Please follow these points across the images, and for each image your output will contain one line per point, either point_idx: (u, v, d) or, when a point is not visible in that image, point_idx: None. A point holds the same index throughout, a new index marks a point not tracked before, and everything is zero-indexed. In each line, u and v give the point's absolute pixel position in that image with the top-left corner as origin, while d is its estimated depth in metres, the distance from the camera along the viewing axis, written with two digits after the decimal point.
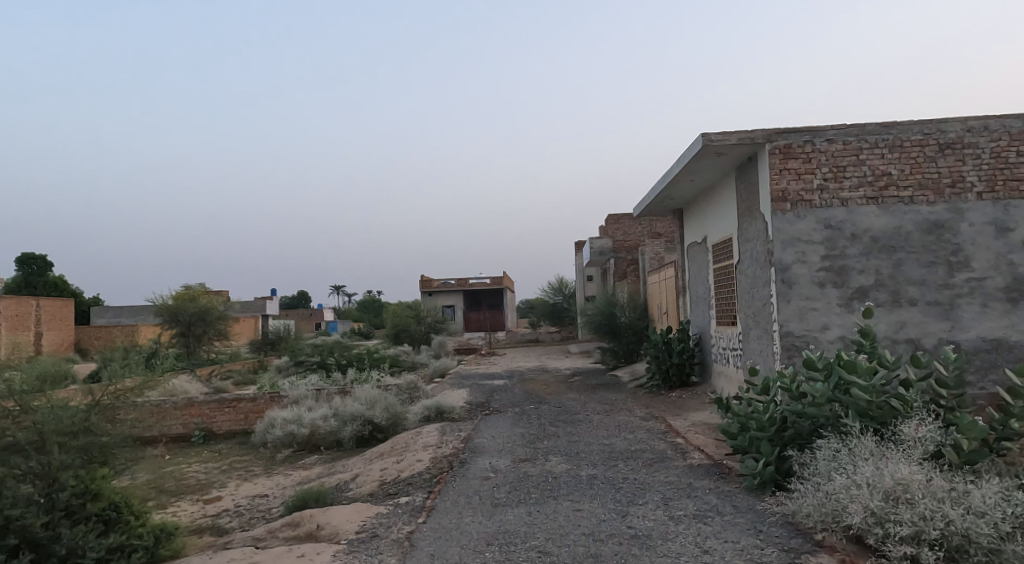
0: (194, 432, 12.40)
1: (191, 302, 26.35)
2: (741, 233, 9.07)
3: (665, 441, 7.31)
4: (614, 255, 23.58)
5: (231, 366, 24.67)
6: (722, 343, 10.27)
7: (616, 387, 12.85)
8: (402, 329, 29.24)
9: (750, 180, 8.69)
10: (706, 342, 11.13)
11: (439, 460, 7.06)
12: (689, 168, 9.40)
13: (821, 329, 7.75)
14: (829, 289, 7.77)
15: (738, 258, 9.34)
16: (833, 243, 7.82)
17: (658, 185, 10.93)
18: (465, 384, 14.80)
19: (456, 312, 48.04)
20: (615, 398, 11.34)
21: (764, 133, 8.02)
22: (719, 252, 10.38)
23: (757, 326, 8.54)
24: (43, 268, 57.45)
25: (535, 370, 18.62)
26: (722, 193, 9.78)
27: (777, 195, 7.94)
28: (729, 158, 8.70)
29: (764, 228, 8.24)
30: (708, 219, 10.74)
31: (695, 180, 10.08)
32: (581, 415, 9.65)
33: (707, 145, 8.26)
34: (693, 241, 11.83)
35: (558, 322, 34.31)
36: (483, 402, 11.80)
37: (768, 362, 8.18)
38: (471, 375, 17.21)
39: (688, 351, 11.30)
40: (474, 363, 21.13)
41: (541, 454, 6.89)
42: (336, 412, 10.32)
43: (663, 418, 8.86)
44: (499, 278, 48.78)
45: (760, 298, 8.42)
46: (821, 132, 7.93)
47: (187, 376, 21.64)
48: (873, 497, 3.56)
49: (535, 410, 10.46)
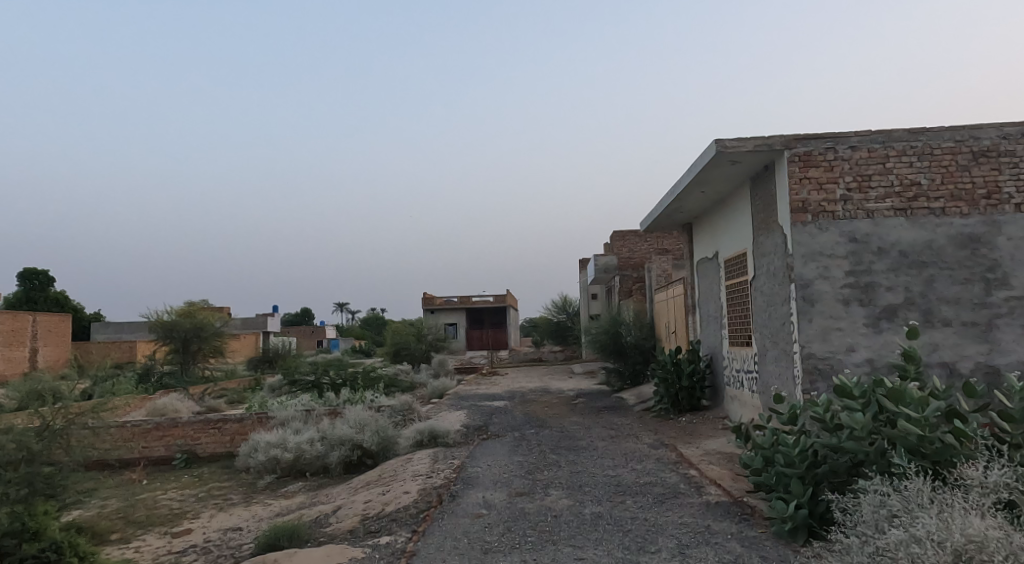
0: (176, 455, 11.77)
1: (187, 318, 25.83)
2: (757, 248, 8.47)
3: (677, 473, 6.66)
4: (619, 273, 22.97)
5: (225, 384, 24.03)
6: (735, 365, 9.64)
7: (622, 410, 12.18)
8: (402, 347, 28.62)
9: (766, 190, 8.12)
10: (719, 364, 10.50)
11: (428, 492, 6.40)
12: (700, 177, 8.83)
13: (846, 351, 7.12)
14: (855, 307, 7.16)
15: (753, 274, 8.74)
16: (858, 257, 7.22)
17: (667, 196, 10.37)
18: (463, 406, 14.14)
19: (458, 329, 47.34)
20: (621, 423, 10.68)
21: (782, 140, 7.47)
22: (732, 268, 9.78)
23: (776, 347, 7.92)
24: (46, 285, 57.48)
25: (538, 390, 17.95)
26: (736, 204, 9.20)
27: (796, 206, 7.37)
28: (743, 166, 8.12)
29: (783, 242, 7.65)
30: (720, 233, 10.15)
31: (707, 190, 9.50)
32: (585, 441, 8.99)
33: (720, 152, 7.69)
34: (703, 256, 11.24)
35: (561, 341, 33.64)
36: (481, 426, 11.15)
37: (788, 387, 7.55)
38: (471, 396, 16.55)
39: (698, 373, 10.66)
40: (474, 383, 20.45)
41: (541, 487, 6.24)
42: (323, 435, 9.71)
43: (674, 446, 8.20)
44: (503, 296, 48.23)
45: (779, 317, 7.80)
46: (843, 138, 7.38)
47: (179, 394, 21.02)
48: (941, 559, 2.93)
49: (536, 435, 9.80)
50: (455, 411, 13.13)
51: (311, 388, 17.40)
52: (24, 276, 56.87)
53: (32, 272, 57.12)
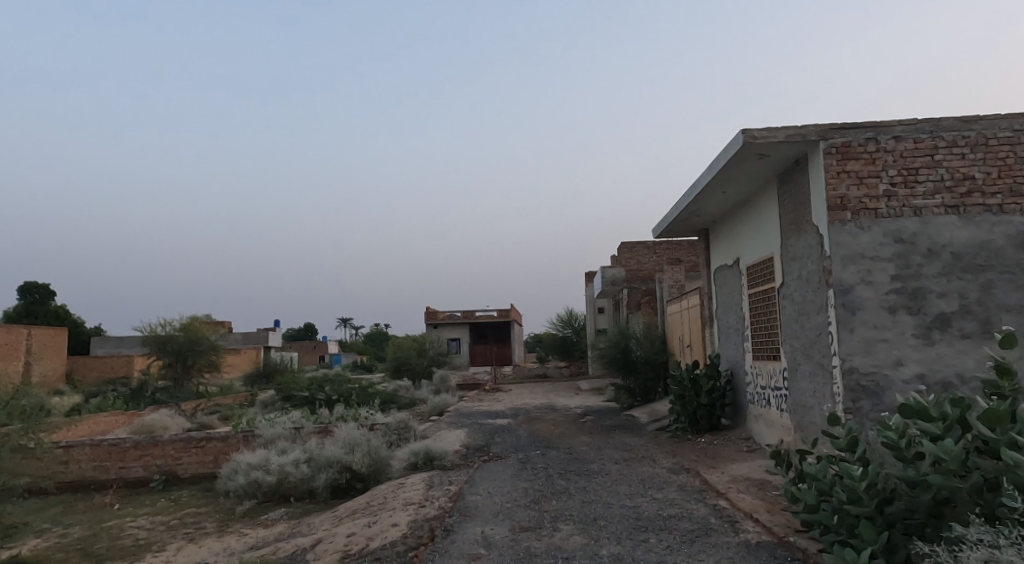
0: (155, 476, 10.96)
1: (181, 331, 25.09)
2: (787, 251, 7.69)
3: (704, 503, 5.83)
4: (627, 285, 22.16)
5: (219, 400, 23.22)
6: (760, 381, 8.83)
7: (634, 429, 11.33)
8: (402, 362, 27.79)
9: (798, 187, 7.35)
10: (740, 380, 9.68)
11: (418, 525, 5.58)
12: (722, 175, 8.07)
13: (894, 365, 6.31)
14: (902, 315, 6.36)
15: (781, 280, 7.95)
16: (905, 260, 6.43)
17: (684, 197, 9.60)
18: (463, 424, 13.29)
19: (461, 344, 46.53)
20: (635, 444, 9.83)
21: (817, 129, 6.71)
22: (756, 275, 9.00)
23: (810, 361, 7.10)
24: (46, 298, 56.96)
25: (544, 408, 17.08)
26: (761, 205, 8.44)
27: (834, 203, 6.60)
28: (772, 161, 7.37)
29: (818, 243, 6.86)
30: (742, 238, 9.38)
31: (728, 190, 8.73)
32: (596, 464, 8.14)
33: (747, 144, 6.93)
34: (722, 263, 10.46)
35: (567, 356, 32.76)
36: (482, 446, 10.31)
37: (826, 405, 6.73)
38: (473, 413, 15.69)
39: (718, 390, 9.83)
40: (476, 399, 19.59)
41: (549, 521, 5.40)
42: (310, 456, 8.92)
43: (696, 471, 7.36)
44: (506, 310, 47.45)
45: (814, 327, 7.00)
46: (885, 128, 6.63)
47: (169, 410, 20.20)
48: None
49: (542, 457, 8.96)
50: (455, 429, 12.29)
51: (305, 404, 16.57)
52: (24, 289, 56.38)
53: (32, 286, 56.64)
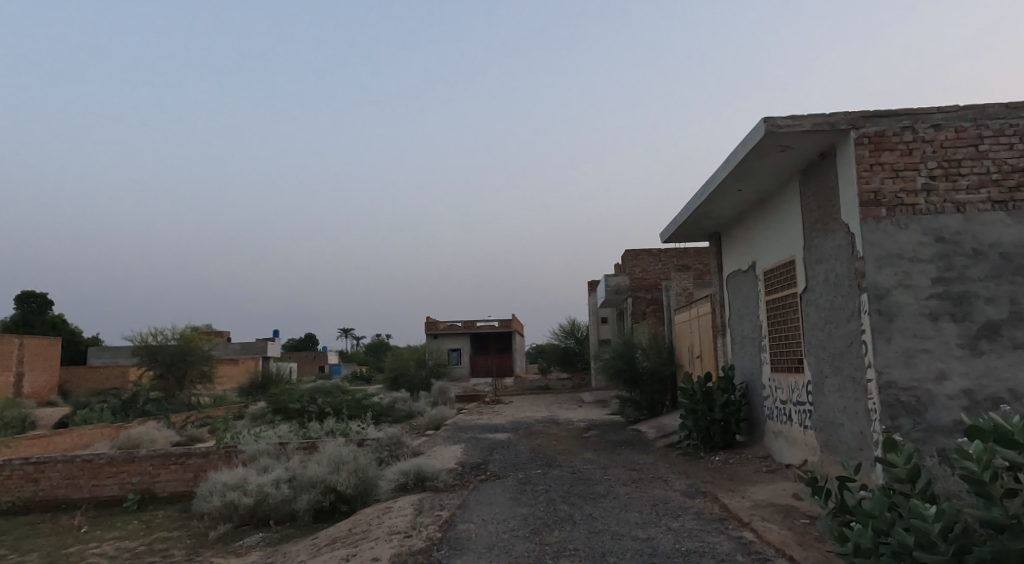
0: (130, 495, 10.28)
1: (173, 340, 24.43)
2: (811, 253, 7.04)
3: (727, 535, 5.14)
4: (632, 294, 21.50)
5: (211, 412, 22.52)
6: (780, 395, 8.15)
7: (641, 446, 10.64)
8: (400, 373, 27.10)
9: (824, 183, 6.72)
10: (757, 394, 9.00)
11: (401, 560, 4.90)
12: (740, 171, 7.45)
13: (937, 379, 5.64)
14: (945, 323, 5.70)
15: (805, 285, 7.30)
16: (948, 261, 5.77)
17: (696, 197, 8.98)
18: (461, 439, 12.60)
19: (461, 355, 45.85)
20: (643, 462, 9.13)
21: (848, 117, 6.07)
22: (775, 280, 8.35)
23: (840, 374, 6.43)
24: (44, 307, 56.40)
25: (546, 421, 16.37)
26: (781, 204, 7.82)
27: (867, 198, 5.95)
28: (795, 154, 6.75)
29: (849, 243, 6.21)
30: (759, 241, 8.75)
31: (745, 189, 8.11)
32: (602, 486, 7.45)
33: (769, 134, 6.29)
34: (736, 269, 9.82)
35: (570, 367, 32.05)
36: (479, 464, 9.62)
37: (859, 423, 6.06)
38: (471, 427, 14.99)
39: (733, 404, 9.14)
40: (475, 412, 18.88)
41: (550, 557, 4.71)
42: (292, 476, 8.25)
43: (713, 495, 6.67)
44: (508, 320, 46.79)
45: (844, 336, 6.33)
46: (923, 116, 6.00)
47: (157, 423, 19.50)
48: None
49: (543, 478, 8.27)
50: (451, 445, 11.59)
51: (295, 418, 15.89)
52: (22, 298, 55.86)
53: (31, 296, 56.21)
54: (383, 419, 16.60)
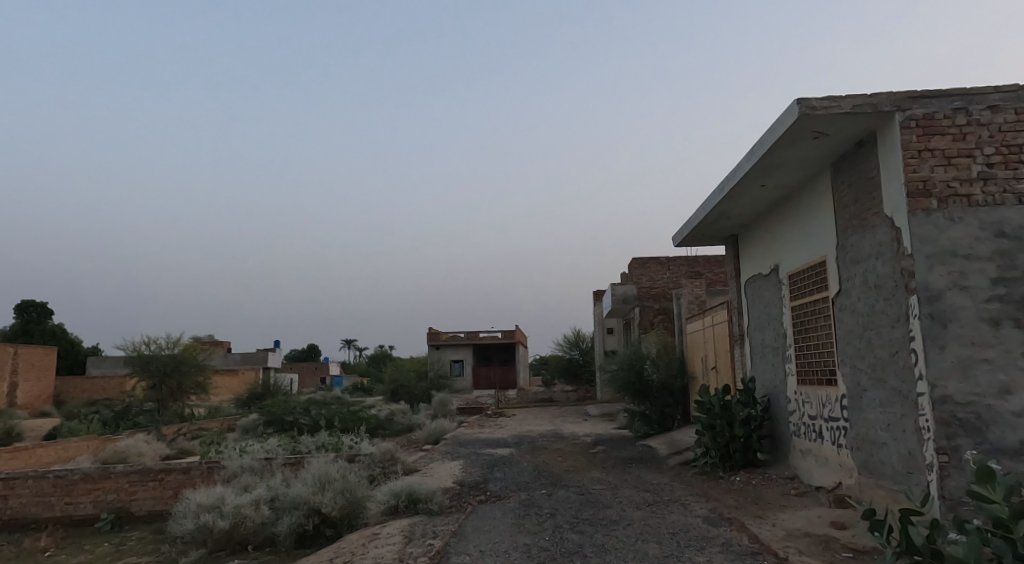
0: (104, 514, 9.58)
1: (166, 350, 23.77)
2: (847, 253, 6.35)
3: None
4: (639, 303, 20.80)
5: (203, 423, 21.81)
6: (808, 409, 7.43)
7: (653, 464, 9.89)
8: (400, 385, 26.38)
9: (861, 174, 6.05)
10: (781, 408, 8.27)
11: None
12: (765, 163, 6.79)
13: (1000, 393, 4.93)
14: (1008, 329, 5.00)
15: (838, 288, 6.60)
16: (1009, 259, 5.08)
17: (714, 195, 8.31)
18: (459, 455, 11.88)
19: (464, 366, 45.11)
20: (656, 482, 8.40)
21: (892, 98, 5.40)
22: (802, 283, 7.66)
23: (884, 386, 5.72)
24: (44, 316, 55.90)
25: (549, 436, 15.63)
26: (811, 199, 7.14)
27: (916, 188, 5.27)
28: (830, 142, 6.09)
29: (894, 239, 5.52)
30: (782, 242, 8.07)
31: (769, 184, 7.45)
32: (614, 510, 6.72)
33: (801, 117, 5.63)
34: (756, 273, 9.13)
35: (574, 379, 31.28)
36: (479, 482, 8.90)
37: (908, 442, 5.34)
38: (472, 441, 14.25)
39: (754, 419, 8.42)
40: (476, 425, 18.14)
41: None
42: (273, 496, 7.56)
43: (740, 522, 5.94)
44: (511, 331, 46.06)
45: (888, 344, 5.62)
46: (977, 96, 5.34)
47: (146, 435, 18.78)
48: None
49: (547, 499, 7.55)
50: (449, 461, 10.87)
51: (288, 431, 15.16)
52: (21, 307, 55.40)
53: (30, 305, 55.71)
54: (380, 432, 15.87)
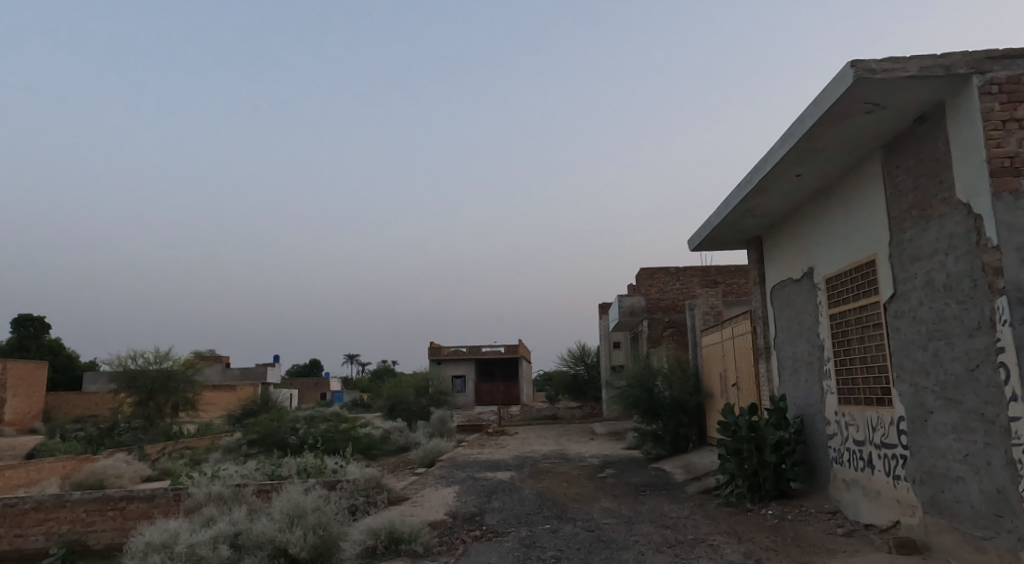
0: (57, 548, 8.62)
1: (155, 365, 22.84)
2: (904, 249, 5.40)
3: None
4: (647, 316, 19.86)
5: (191, 442, 20.82)
6: (853, 433, 6.43)
7: (669, 492, 8.88)
8: (398, 401, 25.38)
9: (924, 155, 5.12)
10: (818, 431, 7.27)
11: None
12: (804, 147, 5.86)
13: None
14: None
15: (892, 291, 5.63)
16: None
17: (739, 188, 7.38)
18: (455, 479, 10.88)
19: (466, 382, 44.11)
20: (675, 514, 7.39)
21: (968, 58, 4.47)
22: (843, 287, 6.69)
23: (959, 408, 4.73)
24: (41, 331, 55.08)
25: (553, 457, 14.61)
26: (856, 189, 6.20)
27: (1001, 166, 4.32)
28: (886, 117, 5.15)
29: (971, 229, 4.56)
30: (819, 240, 7.11)
31: (804, 174, 6.52)
32: (630, 552, 5.72)
33: (856, 85, 4.70)
34: (786, 277, 8.16)
35: (579, 395, 30.25)
36: (474, 514, 7.90)
37: (996, 477, 4.35)
38: (470, 464, 13.24)
39: (788, 443, 7.40)
40: (476, 445, 17.12)
41: None
42: (236, 533, 6.62)
43: None
44: (515, 346, 45.09)
45: (965, 357, 4.64)
46: None
47: (128, 455, 17.80)
48: None
49: (551, 536, 6.55)
50: (443, 487, 9.87)
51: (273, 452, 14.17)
52: (18, 322, 54.63)
53: (28, 319, 54.92)
54: (373, 453, 14.88)
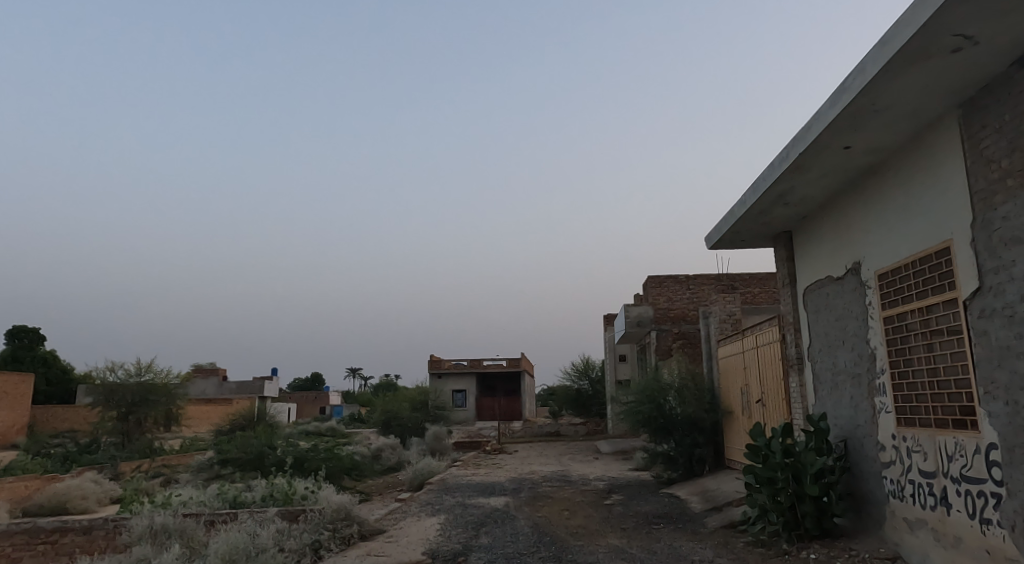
0: None
1: (135, 378, 21.66)
2: (995, 230, 4.26)
3: None
4: (655, 327, 18.73)
5: (169, 459, 19.59)
6: (918, 461, 5.24)
7: (686, 526, 7.67)
8: (392, 417, 24.15)
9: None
10: (869, 457, 6.05)
11: None
12: (861, 105, 4.73)
13: None
14: None
15: (976, 283, 4.48)
16: None
17: (772, 168, 6.25)
18: (442, 506, 9.69)
19: (467, 397, 42.79)
20: (696, 556, 6.19)
21: None
22: (900, 282, 5.53)
23: None
24: (36, 342, 53.97)
25: (554, 479, 13.39)
26: (925, 160, 5.05)
27: None
28: (976, 57, 4.03)
29: None
30: (870, 228, 5.95)
31: (855, 146, 5.38)
32: None
33: (946, 9, 3.58)
34: (825, 275, 6.98)
35: (583, 411, 28.96)
36: (457, 553, 6.71)
37: None
38: (462, 487, 12.03)
39: (832, 472, 6.18)
40: (471, 465, 15.90)
41: None
42: None
43: None
44: (517, 360, 43.82)
45: None
46: None
47: (98, 474, 16.60)
48: None
49: None
50: (427, 517, 8.69)
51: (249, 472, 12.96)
52: (13, 333, 53.58)
53: (22, 331, 53.80)
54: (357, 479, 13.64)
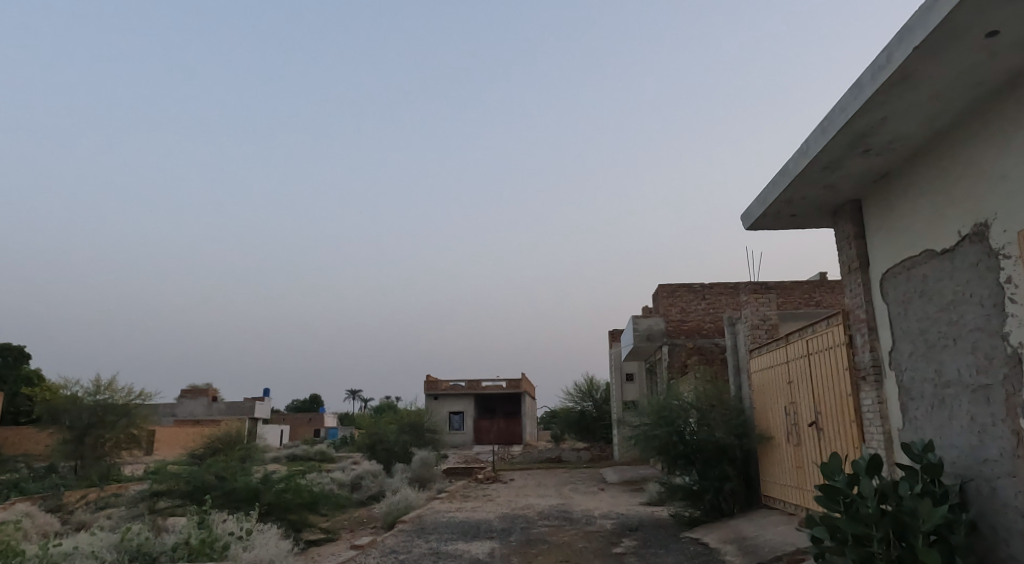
0: None
1: (93, 397, 19.58)
2: None
3: None
4: (667, 342, 16.83)
5: (123, 487, 17.43)
6: None
7: None
8: (377, 441, 22.03)
9: None
10: (1011, 509, 4.09)
11: None
12: None
13: None
14: None
15: None
16: None
17: (858, 90, 4.39)
18: (410, 555, 7.70)
19: (464, 420, 40.58)
20: None
21: None
22: None
23: None
24: (18, 361, 51.84)
25: (553, 516, 11.37)
26: None
27: None
28: None
29: None
30: (1010, 168, 4.08)
31: (1003, 30, 3.56)
32: None
33: None
34: (922, 248, 5.09)
35: (586, 436, 26.86)
36: None
37: None
38: (442, 528, 10.02)
39: (955, 529, 4.21)
40: (459, 497, 13.85)
41: None
42: None
43: None
44: (517, 381, 41.74)
45: None
46: None
47: (32, 506, 14.50)
48: None
49: None
50: None
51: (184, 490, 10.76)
52: None
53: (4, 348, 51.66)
54: (308, 526, 11.36)
